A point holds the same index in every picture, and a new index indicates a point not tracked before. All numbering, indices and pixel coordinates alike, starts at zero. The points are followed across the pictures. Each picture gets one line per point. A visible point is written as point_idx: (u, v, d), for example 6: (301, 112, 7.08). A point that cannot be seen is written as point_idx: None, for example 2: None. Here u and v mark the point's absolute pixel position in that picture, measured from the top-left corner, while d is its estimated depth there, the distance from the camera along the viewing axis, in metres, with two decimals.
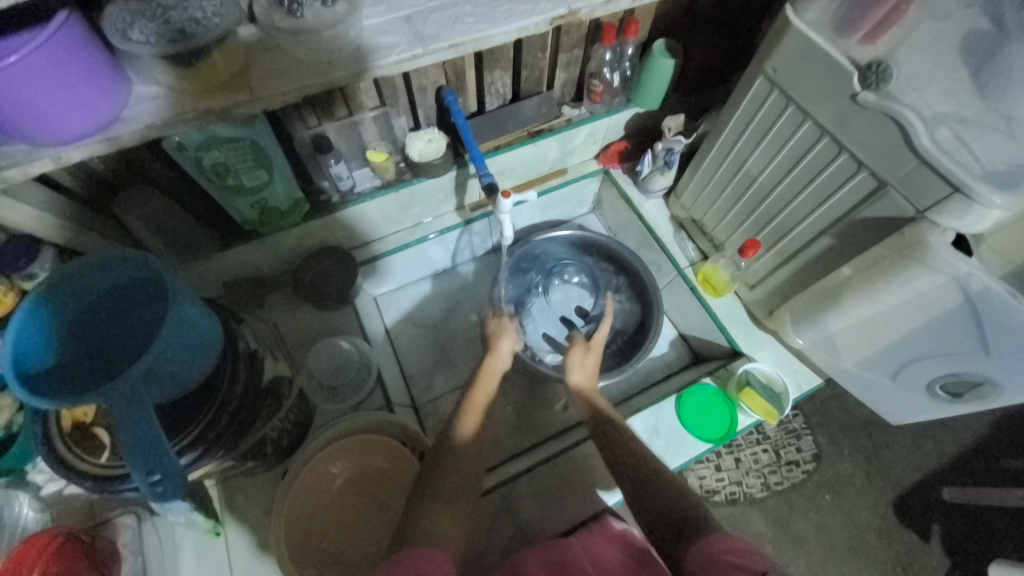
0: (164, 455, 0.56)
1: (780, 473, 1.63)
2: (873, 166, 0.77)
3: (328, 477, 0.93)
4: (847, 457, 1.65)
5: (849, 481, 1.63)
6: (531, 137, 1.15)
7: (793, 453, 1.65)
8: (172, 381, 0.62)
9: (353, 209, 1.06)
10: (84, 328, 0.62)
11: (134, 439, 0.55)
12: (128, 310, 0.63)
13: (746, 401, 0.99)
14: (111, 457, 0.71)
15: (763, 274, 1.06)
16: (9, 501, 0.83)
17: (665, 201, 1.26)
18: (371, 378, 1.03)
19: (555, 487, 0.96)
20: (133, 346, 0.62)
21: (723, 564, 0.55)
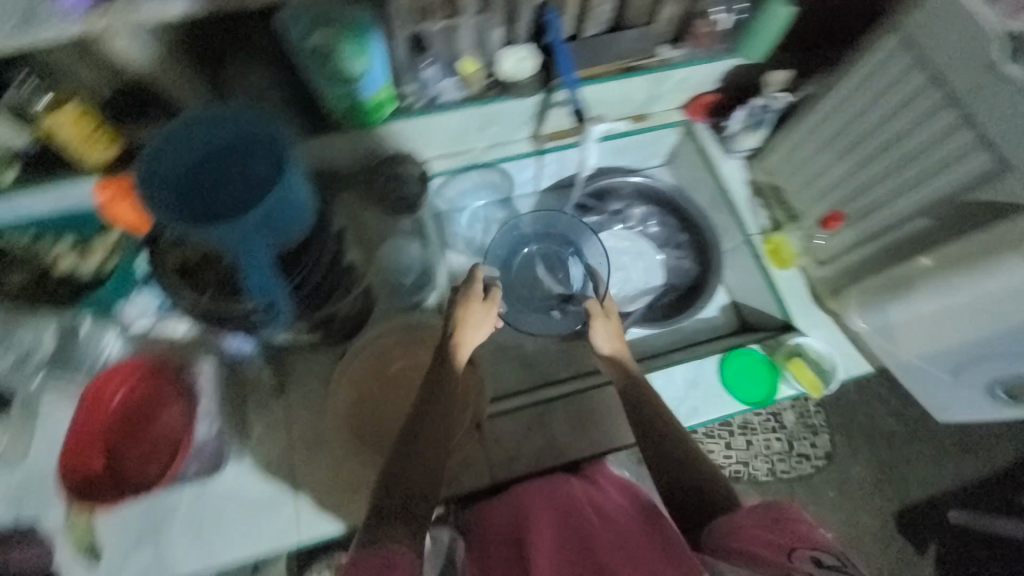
0: (277, 288, 0.68)
1: (789, 462, 1.64)
2: (1004, 147, 0.72)
3: (387, 362, 0.97)
4: (860, 461, 1.65)
5: (856, 483, 1.63)
6: (622, 73, 1.09)
7: (807, 447, 1.65)
8: (287, 234, 0.68)
9: (435, 117, 1.06)
10: (210, 170, 0.66)
11: (255, 275, 0.66)
12: (253, 165, 0.66)
13: (793, 371, 1.00)
14: (219, 298, 0.73)
15: (840, 250, 1.04)
16: (102, 332, 0.93)
17: (747, 163, 1.22)
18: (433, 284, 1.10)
19: (590, 414, 1.01)
20: (251, 197, 0.66)
21: (749, 534, 0.63)
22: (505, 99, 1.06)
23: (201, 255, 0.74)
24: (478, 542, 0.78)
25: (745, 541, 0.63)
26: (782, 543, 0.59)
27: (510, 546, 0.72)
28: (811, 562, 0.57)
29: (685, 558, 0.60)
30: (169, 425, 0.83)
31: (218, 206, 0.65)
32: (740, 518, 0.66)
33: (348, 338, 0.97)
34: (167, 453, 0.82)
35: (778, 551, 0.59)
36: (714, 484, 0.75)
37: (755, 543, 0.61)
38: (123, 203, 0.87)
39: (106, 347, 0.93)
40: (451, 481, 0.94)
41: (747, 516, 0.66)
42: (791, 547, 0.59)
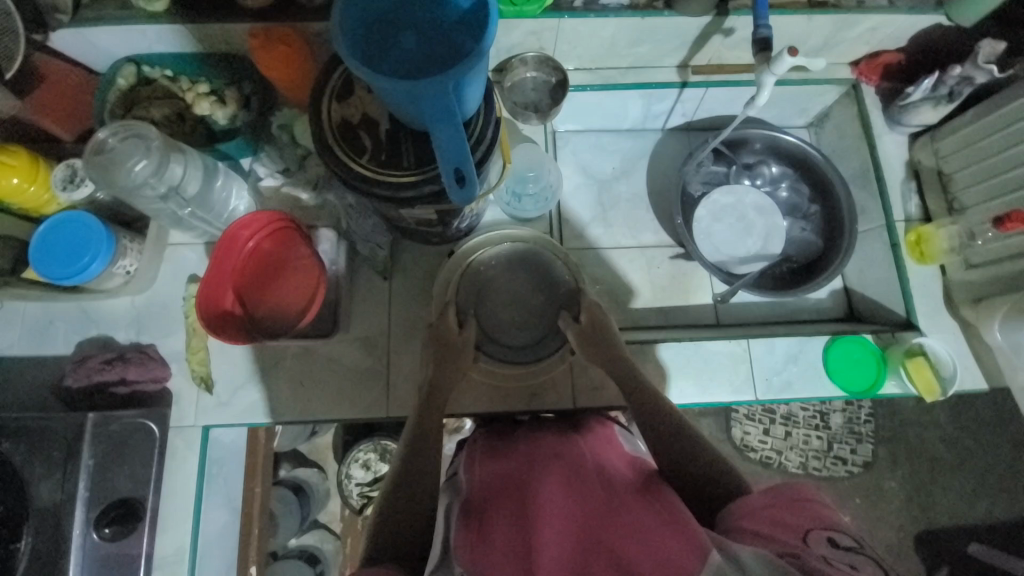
0: (467, 156, 0.60)
1: (824, 461, 1.61)
2: None
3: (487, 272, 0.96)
4: (898, 478, 1.61)
5: (888, 498, 1.60)
6: (810, 8, 0.96)
7: (846, 452, 1.62)
8: (467, 101, 0.61)
9: (593, 21, 0.97)
10: (397, 27, 0.60)
11: (446, 142, 0.58)
12: (439, 22, 0.60)
13: (909, 369, 0.94)
14: (372, 163, 0.68)
15: (998, 255, 0.96)
16: (227, 184, 0.92)
17: (908, 141, 1.09)
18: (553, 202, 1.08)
19: (679, 366, 0.97)
20: (440, 55, 0.59)
21: (764, 516, 0.62)
22: (670, 13, 0.96)
23: (363, 116, 0.69)
24: (473, 483, 0.77)
25: (759, 524, 0.62)
26: (798, 527, 0.60)
27: (510, 497, 0.70)
28: (825, 542, 0.57)
29: (697, 539, 0.56)
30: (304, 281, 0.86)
31: (409, 67, 0.58)
32: (749, 506, 0.65)
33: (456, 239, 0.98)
34: (299, 304, 0.86)
35: (794, 533, 0.59)
36: (722, 474, 0.73)
37: (765, 527, 0.61)
38: (271, 53, 0.87)
39: (230, 199, 0.93)
40: (534, 397, 0.96)
41: (753, 501, 0.65)
42: (806, 531, 0.59)
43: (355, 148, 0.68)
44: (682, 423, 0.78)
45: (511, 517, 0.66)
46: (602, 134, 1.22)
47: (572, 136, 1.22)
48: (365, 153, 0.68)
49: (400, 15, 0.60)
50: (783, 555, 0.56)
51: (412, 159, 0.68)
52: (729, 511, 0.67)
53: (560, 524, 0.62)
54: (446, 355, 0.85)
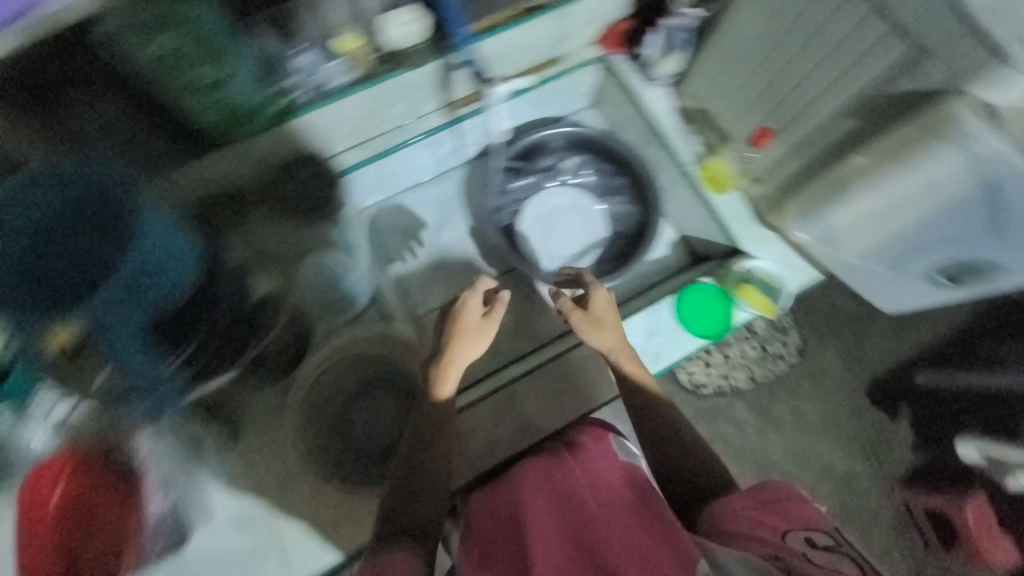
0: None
1: (766, 366, 1.54)
2: (914, 29, 0.66)
3: (336, 384, 0.98)
4: (829, 346, 1.55)
5: (834, 374, 1.54)
6: (523, 17, 0.99)
7: (780, 347, 1.55)
8: (155, 296, 0.69)
9: (326, 108, 0.94)
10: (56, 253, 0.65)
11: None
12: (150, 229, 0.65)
13: (744, 297, 1.01)
14: (106, 381, 0.75)
15: (772, 164, 0.98)
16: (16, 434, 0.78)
17: (671, 91, 1.15)
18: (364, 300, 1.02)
19: (554, 386, 1.00)
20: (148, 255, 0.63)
21: (740, 515, 0.64)
22: (398, 71, 0.95)
23: (76, 345, 0.69)
24: (466, 549, 0.75)
25: (736, 523, 0.63)
26: (775, 525, 0.61)
27: (506, 547, 0.67)
28: (805, 542, 0.58)
29: (687, 549, 0.55)
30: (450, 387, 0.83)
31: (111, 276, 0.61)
32: (728, 504, 0.67)
33: (293, 367, 0.95)
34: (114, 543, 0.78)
35: (771, 532, 0.60)
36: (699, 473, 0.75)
37: (747, 524, 0.62)
38: None
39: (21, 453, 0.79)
40: None
41: (736, 500, 0.66)
42: (784, 530, 0.60)
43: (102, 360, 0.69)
44: (677, 422, 0.81)
45: (506, 566, 0.64)
46: (409, 190, 1.22)
47: (383, 205, 1.22)
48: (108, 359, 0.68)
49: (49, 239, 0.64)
50: (766, 557, 0.56)
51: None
52: (716, 504, 0.68)
53: (557, 538, 0.63)
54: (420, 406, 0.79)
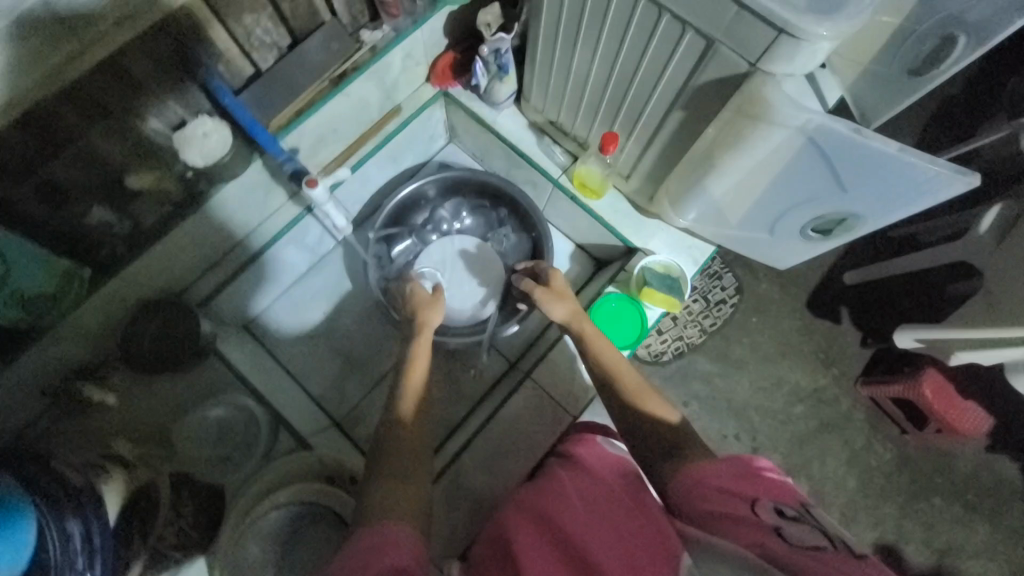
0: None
1: (711, 314, 1.46)
2: (697, 23, 0.64)
3: (262, 526, 0.86)
4: (764, 278, 1.49)
5: (769, 300, 1.48)
6: (335, 86, 0.92)
7: (718, 292, 1.46)
8: None
9: (161, 245, 0.87)
10: None
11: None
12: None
13: (647, 299, 0.99)
14: None
15: (634, 160, 0.96)
16: None
17: (517, 108, 1.11)
18: (264, 433, 0.94)
19: (497, 450, 0.95)
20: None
21: (708, 490, 0.58)
22: None
23: None
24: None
25: (706, 501, 0.57)
26: (744, 495, 0.56)
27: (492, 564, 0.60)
28: (773, 512, 0.54)
29: (672, 550, 0.51)
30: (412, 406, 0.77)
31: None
32: (692, 468, 0.62)
33: (216, 527, 0.86)
34: None
35: (741, 504, 0.55)
36: (674, 436, 0.68)
37: (715, 496, 0.57)
38: None
39: None
40: None
41: (700, 465, 0.61)
42: (753, 500, 0.55)
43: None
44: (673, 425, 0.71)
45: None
46: (289, 289, 1.13)
47: (267, 313, 1.12)
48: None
49: None
50: (748, 546, 0.51)
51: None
52: (678, 468, 0.63)
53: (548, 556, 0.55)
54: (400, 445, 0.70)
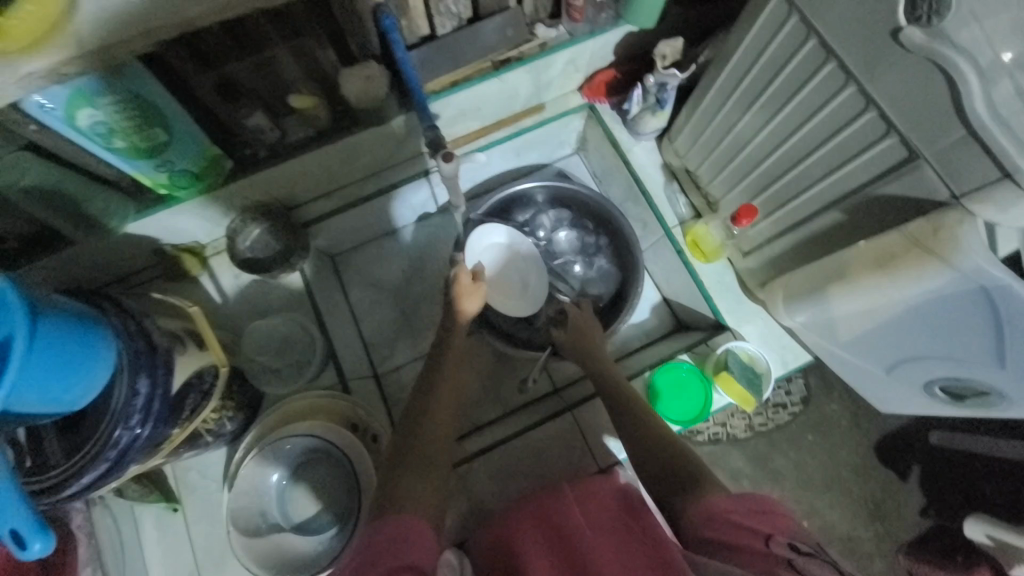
0: (13, 511, 0.47)
1: (765, 413, 1.31)
2: (905, 130, 0.59)
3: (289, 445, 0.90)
4: (837, 398, 1.32)
5: (834, 424, 1.31)
6: (495, 69, 0.95)
7: (780, 395, 1.31)
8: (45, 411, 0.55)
9: (285, 166, 0.91)
10: None
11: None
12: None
13: (723, 385, 0.92)
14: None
15: (760, 241, 0.91)
16: None
17: (657, 145, 1.08)
18: (318, 357, 1.00)
19: (512, 469, 0.93)
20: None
21: (722, 521, 0.56)
22: (361, 129, 0.91)
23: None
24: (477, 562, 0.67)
25: (716, 529, 0.56)
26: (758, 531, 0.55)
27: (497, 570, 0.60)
28: (788, 546, 0.53)
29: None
30: (435, 381, 0.78)
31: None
32: (706, 504, 0.59)
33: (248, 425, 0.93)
34: None
35: (758, 541, 0.54)
36: (694, 467, 0.66)
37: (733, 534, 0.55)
38: None
39: None
40: None
41: (712, 502, 0.58)
42: (769, 535, 0.54)
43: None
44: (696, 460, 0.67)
45: None
46: (380, 239, 1.17)
47: (352, 253, 1.16)
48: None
49: None
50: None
51: (59, 454, 0.61)
52: (691, 505, 0.60)
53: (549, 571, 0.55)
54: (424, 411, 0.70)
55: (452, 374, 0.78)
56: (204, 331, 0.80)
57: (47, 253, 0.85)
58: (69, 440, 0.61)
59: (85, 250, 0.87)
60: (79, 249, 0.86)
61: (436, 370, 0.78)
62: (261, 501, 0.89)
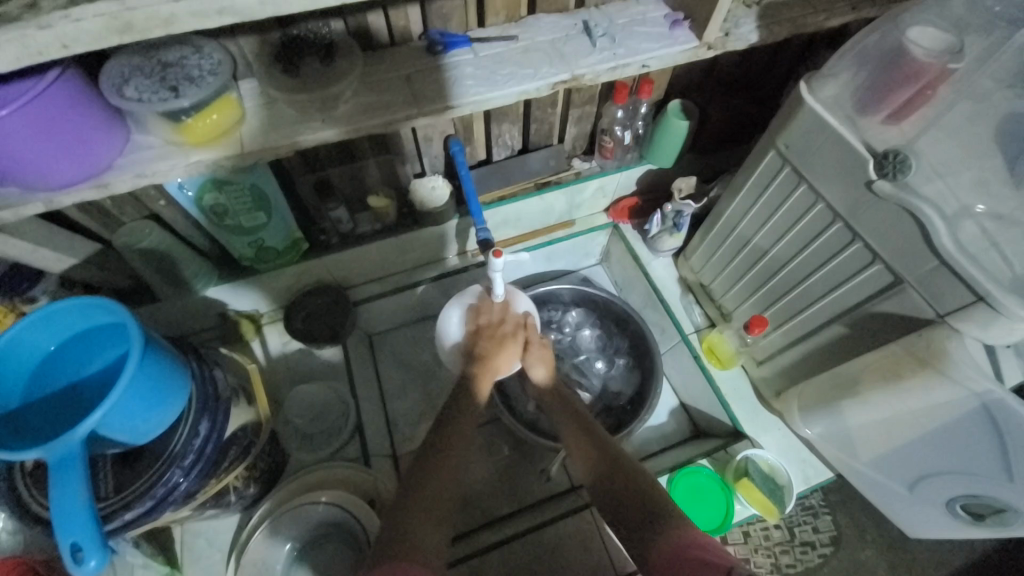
0: (85, 524, 0.51)
1: (793, 554, 1.22)
2: (889, 259, 0.70)
3: (308, 512, 0.91)
4: (870, 541, 1.24)
5: (870, 572, 1.21)
6: (537, 189, 1.12)
7: (809, 532, 1.23)
8: (113, 443, 0.61)
9: (351, 251, 1.05)
10: (81, 390, 0.64)
11: (61, 500, 0.51)
12: (82, 367, 0.64)
13: (743, 492, 0.93)
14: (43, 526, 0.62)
15: (772, 351, 0.98)
16: None
17: (674, 261, 1.22)
18: (347, 429, 1.04)
19: (525, 566, 0.90)
20: (81, 396, 0.64)
21: (691, 559, 0.55)
22: (420, 227, 1.07)
23: (31, 475, 0.65)
24: None
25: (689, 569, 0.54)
26: (720, 564, 0.53)
27: None
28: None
29: None
30: (433, 433, 0.80)
31: (56, 427, 0.61)
32: (676, 538, 0.59)
33: (267, 490, 0.93)
34: None
35: (716, 573, 0.52)
36: (662, 500, 0.65)
37: (698, 566, 0.54)
38: None
39: None
40: None
41: (684, 535, 0.58)
42: (729, 567, 0.52)
43: (26, 514, 0.63)
44: (661, 501, 0.65)
45: None
46: (416, 324, 1.26)
47: (389, 335, 1.25)
48: (34, 510, 0.62)
49: (57, 378, 0.63)
50: None
51: (110, 487, 0.65)
52: (662, 540, 0.59)
53: None
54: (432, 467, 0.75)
55: (450, 431, 0.81)
56: (256, 388, 0.87)
57: (138, 304, 0.97)
58: (124, 474, 0.65)
59: (167, 306, 0.97)
60: (160, 307, 0.97)
61: (443, 426, 0.81)
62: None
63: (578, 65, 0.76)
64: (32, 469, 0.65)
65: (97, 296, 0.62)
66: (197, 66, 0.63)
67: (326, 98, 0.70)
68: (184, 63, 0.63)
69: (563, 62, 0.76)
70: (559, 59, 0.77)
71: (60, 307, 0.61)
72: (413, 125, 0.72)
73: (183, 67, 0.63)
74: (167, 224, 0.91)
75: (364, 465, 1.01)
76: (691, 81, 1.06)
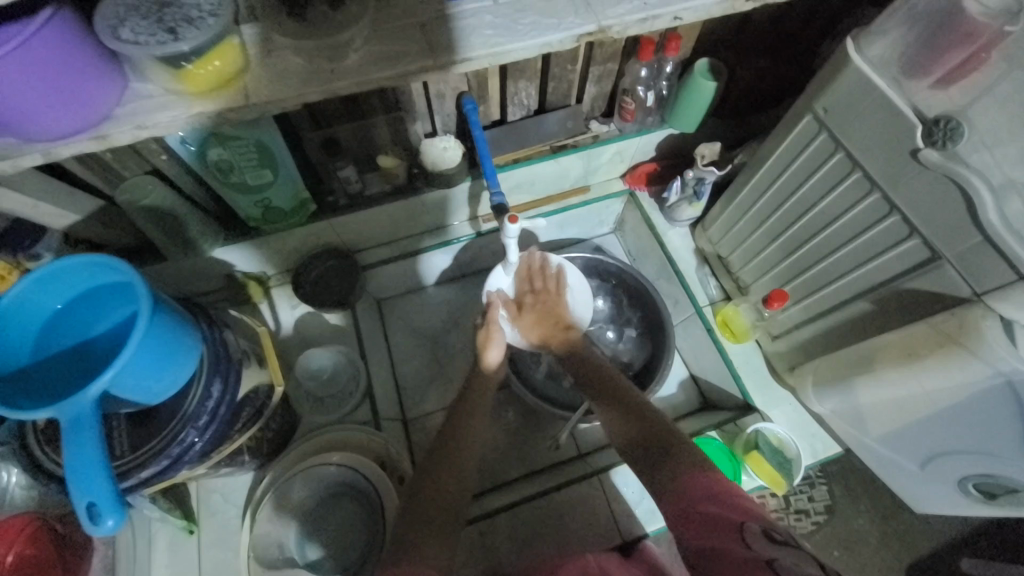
0: (100, 483, 0.51)
1: (788, 520, 1.25)
2: (928, 234, 0.66)
3: (321, 472, 0.92)
4: (865, 512, 1.27)
5: (862, 541, 1.24)
6: (553, 152, 1.07)
7: (803, 501, 1.26)
8: (126, 403, 0.60)
9: (360, 214, 1.02)
10: (87, 350, 0.63)
11: (74, 457, 0.51)
12: (88, 328, 0.62)
13: (752, 464, 0.93)
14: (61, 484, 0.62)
15: (789, 326, 0.96)
16: None
17: (691, 231, 1.18)
18: (358, 392, 1.04)
19: (535, 529, 0.91)
20: (87, 358, 0.62)
21: (702, 516, 0.54)
22: (431, 189, 1.02)
23: (44, 434, 0.65)
24: None
25: (701, 531, 0.53)
26: (733, 520, 0.52)
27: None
28: (764, 538, 0.49)
29: None
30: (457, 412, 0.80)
31: (60, 387, 0.60)
32: (691, 487, 0.57)
33: (279, 451, 0.94)
34: None
35: (732, 534, 0.50)
36: (680, 450, 0.64)
37: (711, 521, 0.53)
38: None
39: None
40: None
41: (700, 486, 0.56)
42: (741, 523, 0.51)
43: (42, 472, 0.63)
44: (681, 450, 0.63)
45: None
46: (423, 289, 1.25)
47: (397, 300, 1.23)
48: (48, 468, 0.63)
49: (63, 337, 0.62)
50: None
51: (125, 446, 0.65)
52: (679, 487, 0.58)
53: None
54: (452, 435, 0.76)
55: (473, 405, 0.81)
56: (268, 350, 0.86)
57: (144, 263, 0.95)
58: (138, 433, 0.65)
59: (173, 267, 0.95)
60: (166, 267, 0.95)
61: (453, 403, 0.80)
62: (280, 531, 0.90)
63: (605, 15, 0.71)
64: (47, 429, 0.65)
65: (103, 255, 0.60)
66: (196, 6, 0.58)
67: (334, 46, 0.65)
68: (181, 3, 0.58)
69: (590, 12, 0.71)
70: (584, 7, 0.71)
71: (65, 266, 0.59)
72: (427, 79, 0.68)
73: (180, 7, 0.58)
74: (170, 180, 0.87)
75: (375, 428, 1.02)
76: (721, 37, 0.99)
